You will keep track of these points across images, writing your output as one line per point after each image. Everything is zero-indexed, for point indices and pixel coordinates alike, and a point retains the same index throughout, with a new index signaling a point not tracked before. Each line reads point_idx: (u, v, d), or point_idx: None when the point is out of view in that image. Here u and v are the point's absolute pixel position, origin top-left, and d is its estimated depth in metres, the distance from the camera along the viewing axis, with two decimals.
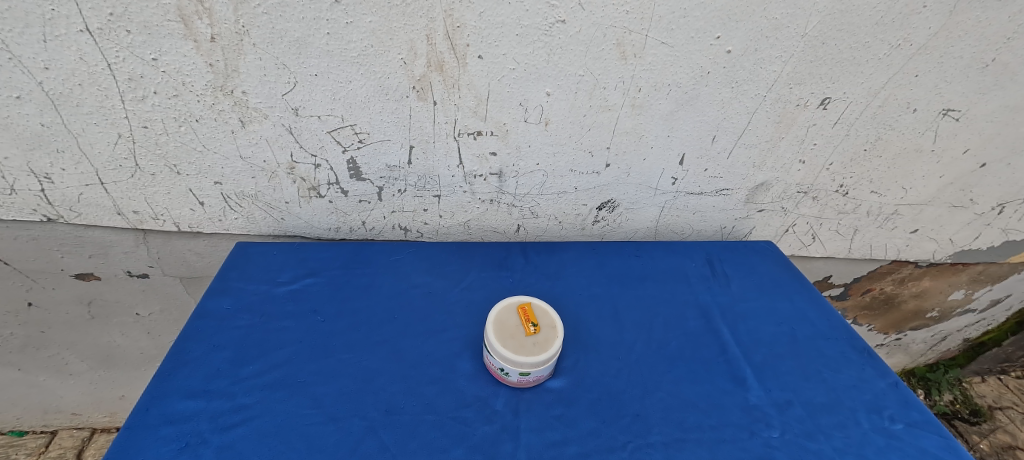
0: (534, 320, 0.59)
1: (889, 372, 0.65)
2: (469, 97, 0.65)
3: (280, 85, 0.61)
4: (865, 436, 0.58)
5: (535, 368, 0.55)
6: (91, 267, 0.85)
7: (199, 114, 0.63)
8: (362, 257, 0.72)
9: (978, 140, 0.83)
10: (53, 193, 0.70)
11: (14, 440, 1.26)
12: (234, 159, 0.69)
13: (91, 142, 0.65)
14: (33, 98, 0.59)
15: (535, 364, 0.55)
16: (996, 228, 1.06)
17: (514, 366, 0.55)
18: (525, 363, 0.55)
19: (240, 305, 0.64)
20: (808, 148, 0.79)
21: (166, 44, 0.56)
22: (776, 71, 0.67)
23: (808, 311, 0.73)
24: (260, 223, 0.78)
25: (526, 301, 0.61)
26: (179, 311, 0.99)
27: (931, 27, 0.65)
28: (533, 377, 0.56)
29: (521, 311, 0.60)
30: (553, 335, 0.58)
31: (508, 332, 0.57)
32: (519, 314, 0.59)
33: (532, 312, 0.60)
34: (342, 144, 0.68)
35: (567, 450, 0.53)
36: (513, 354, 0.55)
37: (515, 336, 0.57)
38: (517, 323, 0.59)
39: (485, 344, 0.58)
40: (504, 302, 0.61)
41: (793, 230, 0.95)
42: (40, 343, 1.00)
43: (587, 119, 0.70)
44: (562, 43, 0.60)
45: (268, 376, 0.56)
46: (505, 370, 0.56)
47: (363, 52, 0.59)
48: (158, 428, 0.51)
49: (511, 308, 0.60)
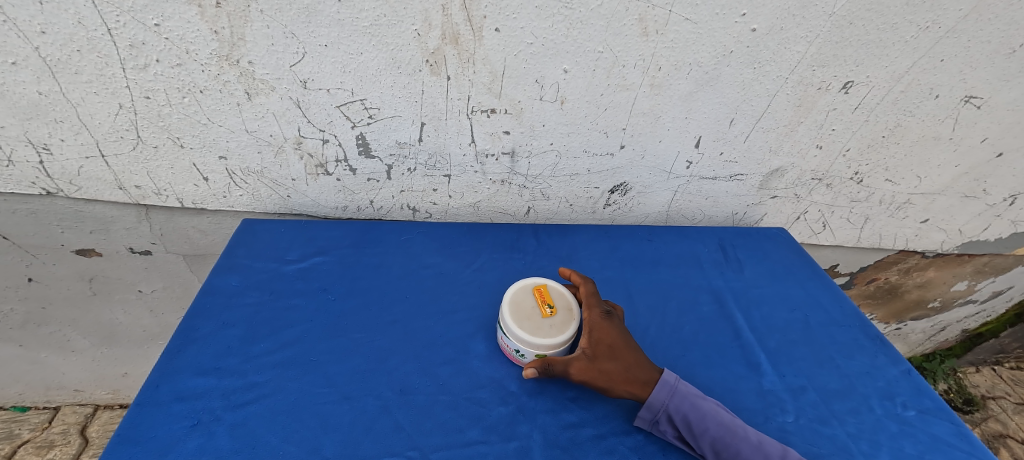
0: (552, 301, 0.58)
1: (901, 360, 0.65)
2: (483, 72, 0.63)
3: (288, 56, 0.59)
4: (878, 422, 0.57)
5: (552, 350, 0.54)
6: (92, 242, 0.83)
7: (203, 85, 0.61)
8: (372, 236, 0.71)
9: (997, 129, 0.81)
10: (52, 166, 0.68)
11: (17, 416, 1.23)
12: (239, 133, 0.66)
13: (91, 112, 0.62)
14: (30, 65, 0.57)
15: (552, 346, 0.54)
16: (1006, 219, 1.05)
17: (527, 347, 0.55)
18: (540, 344, 0.54)
19: (249, 282, 0.62)
20: (826, 134, 0.77)
21: (169, 9, 0.53)
22: (800, 52, 0.65)
23: (822, 298, 0.73)
24: (266, 201, 0.76)
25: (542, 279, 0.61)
26: (182, 289, 0.97)
27: (962, 9, 0.64)
28: None
29: (537, 293, 0.59)
30: (569, 316, 0.57)
31: (524, 313, 0.56)
32: (535, 296, 0.58)
33: (549, 294, 0.59)
34: (351, 119, 0.66)
35: (583, 432, 0.52)
36: (530, 335, 0.54)
37: (531, 317, 0.56)
38: (534, 304, 0.58)
39: (501, 325, 0.57)
40: (520, 283, 0.59)
41: (804, 217, 0.94)
42: (41, 319, 0.99)
43: (603, 98, 0.67)
44: (582, 17, 0.58)
45: (279, 355, 0.55)
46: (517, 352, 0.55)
47: (376, 22, 0.57)
48: (169, 405, 0.49)
49: (526, 285, 0.59)
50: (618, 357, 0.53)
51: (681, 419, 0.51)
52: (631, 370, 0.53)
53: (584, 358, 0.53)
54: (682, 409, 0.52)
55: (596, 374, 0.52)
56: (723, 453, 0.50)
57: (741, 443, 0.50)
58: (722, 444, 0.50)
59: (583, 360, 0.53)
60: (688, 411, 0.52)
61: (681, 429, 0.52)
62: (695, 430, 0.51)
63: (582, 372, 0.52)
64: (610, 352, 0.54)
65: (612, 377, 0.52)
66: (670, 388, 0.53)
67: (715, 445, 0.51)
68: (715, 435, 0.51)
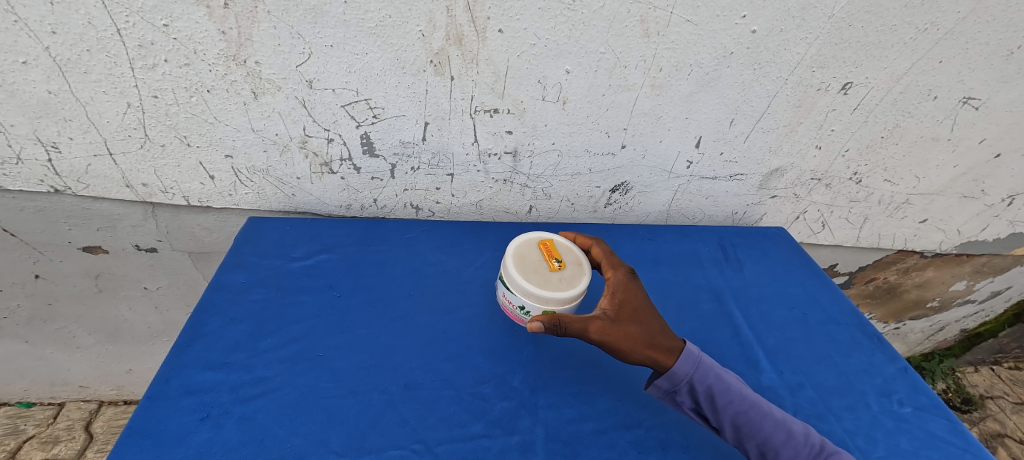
0: (558, 257, 0.59)
1: (898, 358, 0.65)
2: (487, 73, 0.64)
3: (294, 56, 0.60)
4: (874, 418, 0.58)
5: (562, 303, 0.55)
6: (98, 239, 0.84)
7: (210, 84, 0.61)
8: (376, 234, 0.72)
9: (995, 130, 0.82)
10: (61, 164, 0.69)
11: (22, 411, 1.23)
12: (245, 131, 0.67)
13: (100, 111, 0.63)
14: (41, 64, 0.58)
15: (560, 302, 0.55)
16: (1005, 220, 1.06)
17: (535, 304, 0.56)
18: (548, 300, 0.55)
19: (255, 279, 0.63)
20: (826, 134, 0.78)
21: (177, 9, 0.54)
22: (800, 53, 0.66)
23: (820, 297, 0.74)
24: (271, 199, 0.77)
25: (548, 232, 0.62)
26: (187, 286, 0.97)
27: (960, 11, 0.65)
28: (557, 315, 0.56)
29: (544, 247, 0.59)
30: (577, 270, 0.57)
31: (532, 268, 0.57)
32: (541, 250, 0.59)
33: (555, 248, 0.59)
34: (356, 119, 0.67)
35: (584, 427, 0.53)
36: (539, 290, 0.55)
37: (539, 272, 0.57)
38: (541, 258, 0.58)
39: (509, 281, 0.57)
40: (526, 238, 0.60)
41: (803, 217, 0.94)
42: (47, 315, 1.00)
43: (605, 98, 0.68)
44: (584, 19, 0.59)
45: (286, 350, 0.56)
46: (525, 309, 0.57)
47: (381, 23, 0.58)
48: (178, 399, 0.50)
49: (532, 239, 0.60)
50: (641, 322, 0.54)
51: (706, 391, 0.52)
52: (651, 336, 0.54)
53: (605, 316, 0.54)
54: (708, 381, 0.53)
55: (613, 333, 0.53)
56: (744, 426, 0.51)
57: (762, 419, 0.52)
58: (744, 418, 0.52)
59: (603, 318, 0.53)
60: (714, 384, 0.53)
61: (704, 401, 0.52)
62: (718, 401, 0.52)
63: (599, 330, 0.52)
64: (632, 316, 0.55)
65: (635, 340, 0.53)
66: (697, 360, 0.53)
67: (735, 419, 0.52)
68: (737, 410, 0.52)
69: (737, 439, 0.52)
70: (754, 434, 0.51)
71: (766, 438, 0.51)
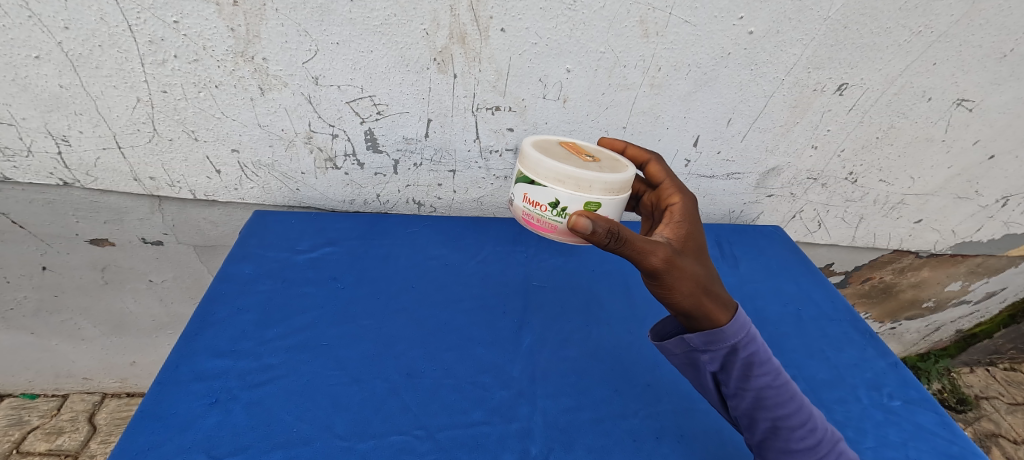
0: (584, 155, 0.56)
1: (889, 353, 0.67)
2: (489, 70, 0.65)
3: (301, 53, 0.61)
4: (865, 410, 0.59)
5: (602, 177, 0.51)
6: (105, 232, 0.85)
7: (218, 80, 0.63)
8: (379, 228, 0.74)
9: (989, 132, 0.84)
10: (70, 157, 0.70)
11: (26, 403, 1.24)
12: (252, 127, 0.68)
13: (110, 105, 0.64)
14: (53, 59, 0.59)
15: (606, 187, 0.51)
16: (999, 221, 1.07)
17: (577, 193, 0.51)
18: (593, 182, 0.50)
19: (261, 271, 0.65)
20: (822, 134, 0.79)
21: (188, 6, 0.56)
22: (796, 54, 0.68)
23: (814, 293, 0.75)
24: (276, 194, 0.78)
25: (560, 142, 0.59)
26: (192, 279, 0.99)
27: (953, 14, 0.67)
28: (598, 194, 0.51)
29: (567, 147, 0.57)
30: (607, 163, 0.55)
31: (560, 156, 0.54)
32: (565, 148, 0.57)
33: (579, 148, 0.57)
34: (360, 115, 0.69)
35: (581, 415, 0.54)
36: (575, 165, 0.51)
37: (569, 159, 0.54)
38: (566, 152, 0.56)
39: (538, 162, 0.52)
40: (546, 143, 0.58)
41: (799, 216, 0.95)
42: (53, 307, 1.01)
43: (605, 97, 0.69)
44: (585, 19, 0.61)
45: (292, 339, 0.57)
46: (562, 204, 0.51)
47: (386, 21, 0.59)
48: (187, 385, 0.51)
49: (547, 145, 0.57)
50: (704, 264, 0.51)
51: (746, 358, 0.48)
52: (708, 281, 0.49)
53: (669, 246, 0.49)
54: (751, 347, 0.48)
55: (675, 266, 0.48)
56: (767, 401, 0.47)
57: (788, 398, 0.48)
58: (774, 393, 0.47)
59: (669, 247, 0.48)
60: (757, 353, 0.48)
61: (739, 365, 0.48)
62: (754, 370, 0.47)
63: (664, 259, 0.47)
64: (697, 255, 0.52)
65: (699, 279, 0.48)
66: (748, 326, 0.49)
67: (762, 392, 0.47)
68: (768, 383, 0.47)
69: (751, 410, 0.48)
70: (775, 411, 0.47)
71: (785, 416, 0.47)
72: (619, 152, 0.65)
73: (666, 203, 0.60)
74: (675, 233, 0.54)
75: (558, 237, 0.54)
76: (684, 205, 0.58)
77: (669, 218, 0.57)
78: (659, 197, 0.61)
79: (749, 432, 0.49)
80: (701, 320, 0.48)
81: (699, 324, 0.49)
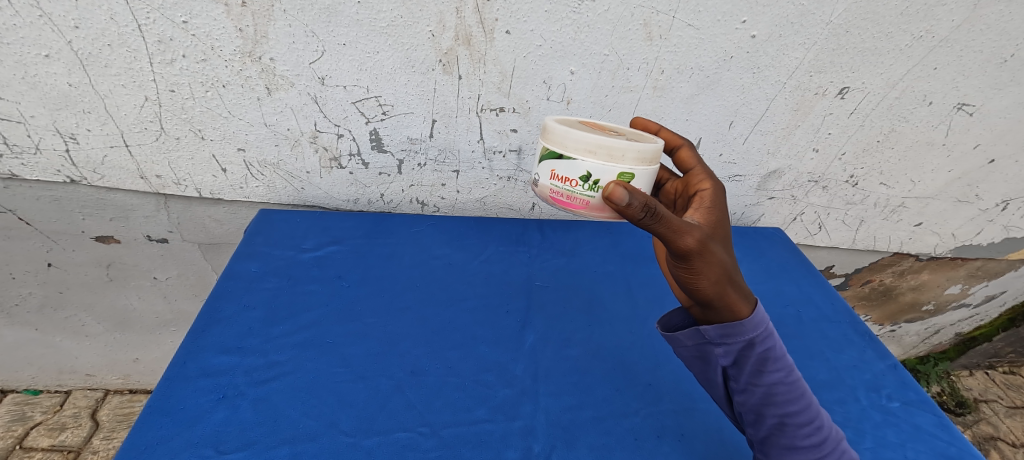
0: (609, 132, 0.55)
1: (888, 355, 0.68)
2: (493, 72, 0.66)
3: (308, 54, 0.62)
4: (863, 411, 0.60)
5: (634, 146, 0.49)
6: (111, 230, 0.86)
7: (225, 80, 0.63)
8: (383, 228, 0.75)
9: (989, 136, 0.84)
10: (77, 154, 0.71)
11: (29, 399, 1.25)
12: (258, 126, 0.69)
13: (118, 103, 0.65)
14: (62, 57, 0.60)
15: (639, 156, 0.49)
16: (999, 225, 1.08)
17: (609, 163, 0.49)
18: (626, 151, 0.48)
19: (267, 268, 0.65)
20: (823, 137, 0.80)
21: (197, 7, 0.57)
22: (798, 58, 0.68)
23: (814, 295, 0.76)
24: (281, 192, 0.78)
25: (579, 122, 0.57)
26: (196, 277, 0.99)
27: (954, 19, 0.67)
28: (632, 162, 0.49)
29: (589, 126, 0.56)
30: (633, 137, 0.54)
31: (586, 130, 0.52)
32: (587, 126, 0.55)
33: (602, 127, 0.56)
34: (366, 115, 0.69)
35: (584, 413, 0.55)
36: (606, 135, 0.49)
37: (595, 133, 0.52)
38: (590, 129, 0.54)
39: (565, 134, 0.50)
40: (568, 121, 0.56)
41: (800, 219, 0.96)
42: (58, 303, 1.02)
43: (608, 99, 0.70)
44: (589, 22, 0.62)
45: (298, 336, 0.58)
46: (594, 176, 0.49)
47: (393, 23, 0.60)
48: (195, 380, 0.52)
49: (569, 123, 0.55)
50: (732, 252, 0.50)
51: (761, 353, 0.48)
52: (734, 270, 0.48)
53: (703, 229, 0.47)
54: (767, 343, 0.48)
55: (707, 250, 0.47)
56: (778, 397, 0.47)
57: (798, 396, 0.48)
58: (785, 390, 0.48)
59: (704, 230, 0.47)
60: (773, 349, 0.48)
61: (754, 359, 0.48)
62: (768, 365, 0.48)
63: (699, 240, 0.46)
64: (725, 242, 0.51)
65: (726, 267, 0.48)
66: (766, 323, 0.49)
67: (772, 389, 0.48)
68: (780, 380, 0.48)
69: (760, 406, 0.48)
70: (784, 408, 0.47)
71: (794, 414, 0.47)
72: (653, 134, 0.63)
73: (696, 188, 0.57)
74: (706, 217, 0.52)
75: (589, 213, 0.51)
76: (715, 190, 0.55)
77: (699, 203, 0.54)
78: (688, 182, 0.58)
79: (754, 428, 0.49)
80: (721, 309, 0.49)
81: (719, 314, 0.49)
